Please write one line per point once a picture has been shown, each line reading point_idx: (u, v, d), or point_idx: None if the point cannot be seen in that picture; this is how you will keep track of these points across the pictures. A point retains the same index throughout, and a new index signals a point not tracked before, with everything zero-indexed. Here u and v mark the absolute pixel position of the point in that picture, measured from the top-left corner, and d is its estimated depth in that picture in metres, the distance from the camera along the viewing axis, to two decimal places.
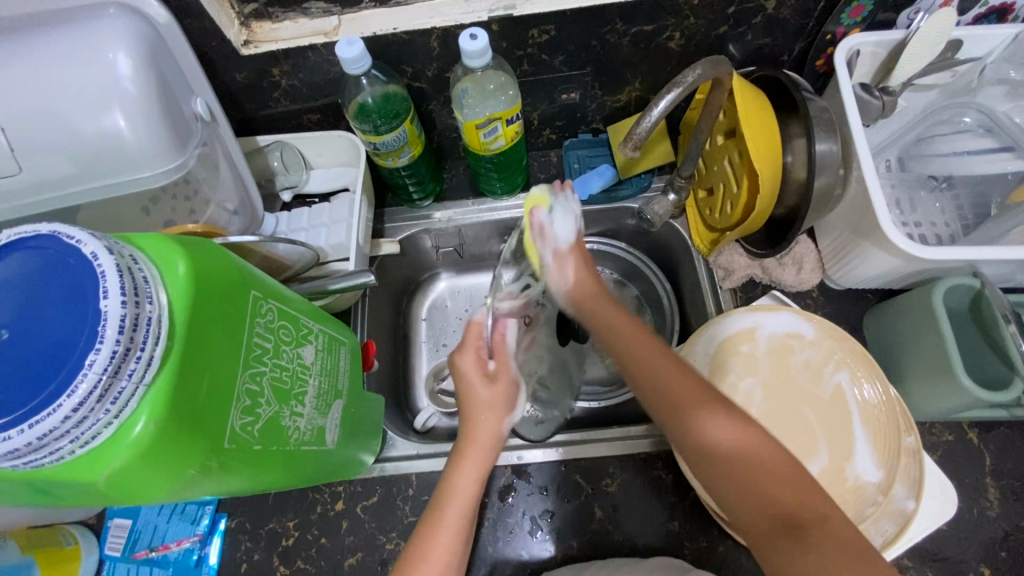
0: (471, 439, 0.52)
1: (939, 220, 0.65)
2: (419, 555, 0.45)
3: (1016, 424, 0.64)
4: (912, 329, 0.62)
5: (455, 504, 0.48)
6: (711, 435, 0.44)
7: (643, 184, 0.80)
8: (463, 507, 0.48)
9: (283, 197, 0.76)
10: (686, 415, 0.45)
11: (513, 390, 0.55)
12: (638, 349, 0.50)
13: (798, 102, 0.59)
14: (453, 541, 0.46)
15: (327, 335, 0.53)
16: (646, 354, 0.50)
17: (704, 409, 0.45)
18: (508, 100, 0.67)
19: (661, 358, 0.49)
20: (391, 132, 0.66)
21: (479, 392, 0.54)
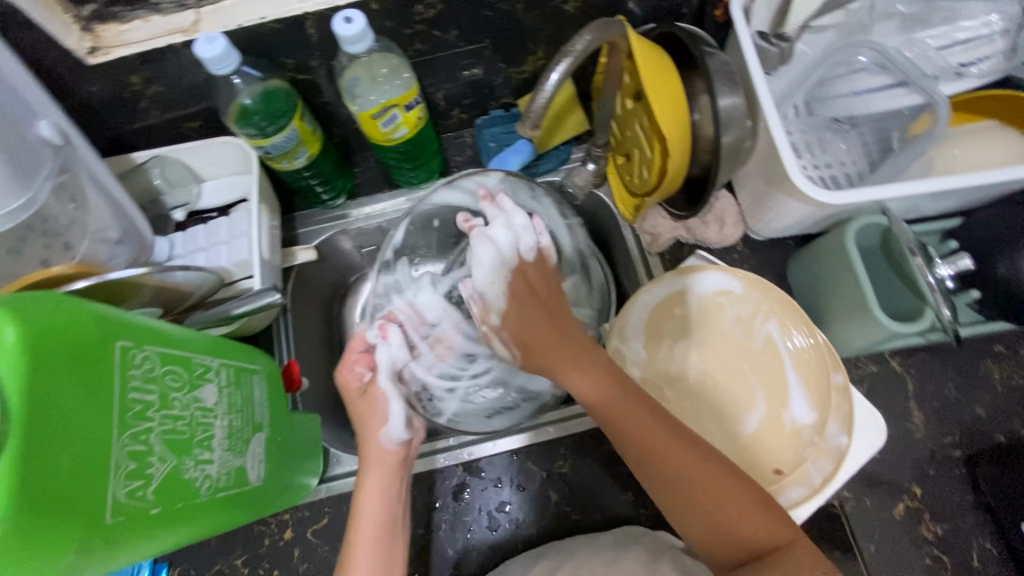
0: (366, 454, 0.58)
1: (846, 160, 0.66)
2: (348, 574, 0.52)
3: (933, 348, 0.67)
4: (830, 271, 0.63)
5: (360, 526, 0.54)
6: (663, 455, 0.51)
7: (562, 156, 0.78)
8: (373, 528, 0.54)
9: (175, 216, 0.69)
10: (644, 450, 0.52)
11: (384, 403, 0.58)
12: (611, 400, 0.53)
13: (699, 58, 0.58)
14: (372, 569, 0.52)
15: (231, 367, 0.49)
16: (629, 409, 0.53)
17: (661, 441, 0.52)
18: (403, 84, 0.62)
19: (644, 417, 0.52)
20: (279, 133, 0.61)
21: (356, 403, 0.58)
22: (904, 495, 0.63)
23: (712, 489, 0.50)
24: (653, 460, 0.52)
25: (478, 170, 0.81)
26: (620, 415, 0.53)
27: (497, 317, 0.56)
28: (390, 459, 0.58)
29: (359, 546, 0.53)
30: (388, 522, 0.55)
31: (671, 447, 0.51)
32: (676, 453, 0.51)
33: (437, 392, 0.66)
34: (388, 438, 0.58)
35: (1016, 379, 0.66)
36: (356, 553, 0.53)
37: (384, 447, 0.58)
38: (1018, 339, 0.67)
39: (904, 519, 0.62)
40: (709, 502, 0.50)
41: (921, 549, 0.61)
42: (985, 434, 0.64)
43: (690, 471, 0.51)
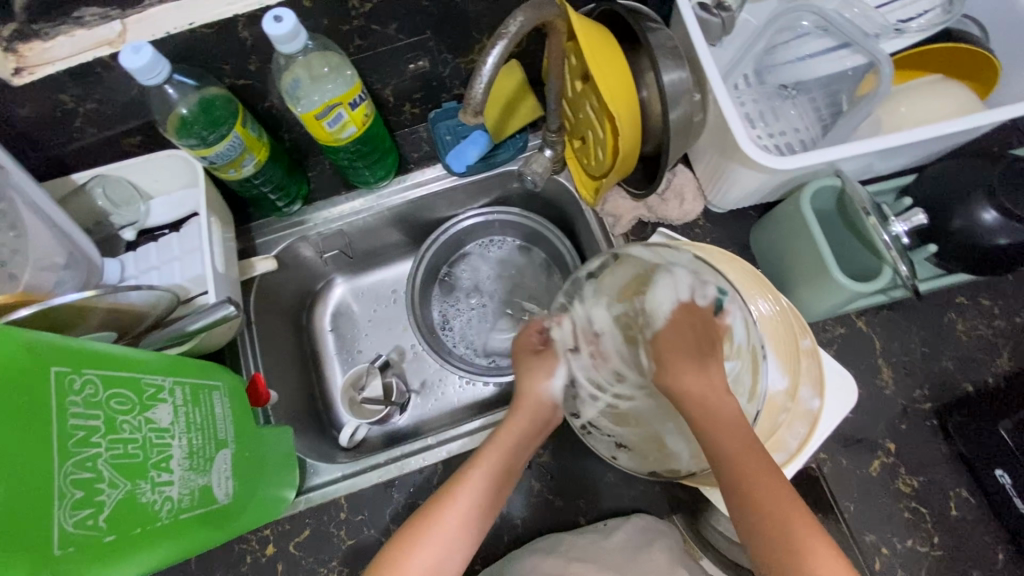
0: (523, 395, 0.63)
1: (800, 126, 0.68)
2: (438, 512, 0.54)
3: (897, 305, 0.68)
4: (789, 238, 0.64)
5: (485, 461, 0.58)
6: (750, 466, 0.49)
7: (519, 144, 0.77)
8: (491, 467, 0.58)
9: (124, 235, 0.67)
10: (728, 455, 0.49)
11: (555, 361, 0.63)
12: (716, 411, 0.51)
13: (640, 34, 0.57)
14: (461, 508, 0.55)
15: (188, 385, 0.47)
16: (729, 419, 0.51)
17: (752, 459, 0.49)
18: (345, 81, 0.61)
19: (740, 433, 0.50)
20: (221, 142, 0.59)
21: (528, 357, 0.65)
22: (879, 451, 0.63)
23: (786, 509, 0.48)
24: (748, 473, 0.49)
25: (436, 165, 0.80)
26: (720, 428, 0.50)
27: (653, 331, 0.57)
28: (538, 409, 0.62)
29: (466, 483, 0.56)
30: (496, 472, 0.58)
31: (757, 462, 0.49)
32: (757, 465, 0.49)
33: (582, 394, 0.60)
34: (550, 389, 0.62)
35: (979, 328, 0.67)
36: (463, 485, 0.56)
37: (541, 400, 0.62)
38: (978, 289, 0.68)
39: (882, 476, 0.63)
40: (783, 520, 0.47)
41: (900, 503, 0.62)
42: (952, 384, 0.65)
43: (764, 484, 0.48)
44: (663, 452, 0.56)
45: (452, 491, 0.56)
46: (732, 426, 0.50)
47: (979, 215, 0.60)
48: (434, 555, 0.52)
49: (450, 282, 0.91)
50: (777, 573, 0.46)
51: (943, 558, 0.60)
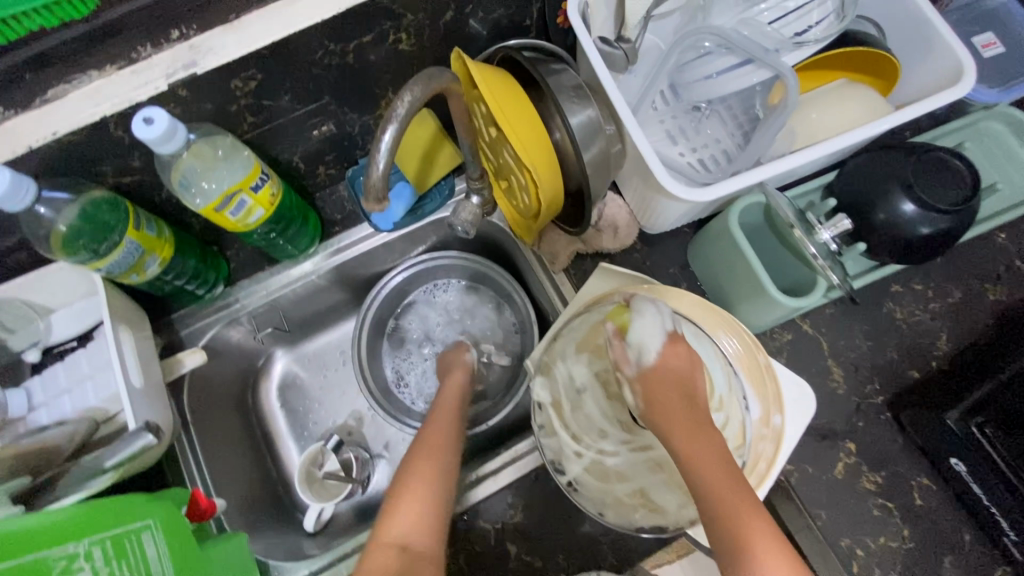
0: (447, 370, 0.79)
1: (720, 137, 0.68)
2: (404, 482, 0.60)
3: (837, 303, 0.69)
4: (724, 256, 0.63)
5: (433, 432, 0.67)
6: (694, 443, 0.51)
7: (445, 191, 0.75)
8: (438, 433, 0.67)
9: (28, 358, 0.61)
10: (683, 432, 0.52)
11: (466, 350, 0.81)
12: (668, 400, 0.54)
13: (541, 79, 0.56)
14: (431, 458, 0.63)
15: (107, 542, 0.43)
16: (678, 409, 0.53)
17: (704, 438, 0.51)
18: (243, 163, 0.56)
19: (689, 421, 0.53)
20: (114, 251, 0.54)
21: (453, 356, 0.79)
22: (841, 453, 0.64)
23: (723, 488, 0.48)
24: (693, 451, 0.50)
25: (362, 223, 0.76)
26: (675, 421, 0.53)
27: (634, 368, 0.57)
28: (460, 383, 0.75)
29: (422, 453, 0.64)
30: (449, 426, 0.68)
31: (701, 446, 0.51)
32: (701, 448, 0.50)
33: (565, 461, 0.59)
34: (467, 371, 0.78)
35: (916, 313, 0.68)
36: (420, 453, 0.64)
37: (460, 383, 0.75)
38: (910, 275, 0.70)
39: (846, 476, 0.63)
40: (723, 501, 0.48)
41: (867, 502, 0.63)
42: (899, 373, 0.67)
43: (704, 466, 0.49)
44: (650, 508, 0.57)
45: (415, 465, 0.62)
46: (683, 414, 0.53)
47: (899, 208, 0.61)
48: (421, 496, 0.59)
49: (397, 335, 0.88)
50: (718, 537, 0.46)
51: (914, 549, 0.61)
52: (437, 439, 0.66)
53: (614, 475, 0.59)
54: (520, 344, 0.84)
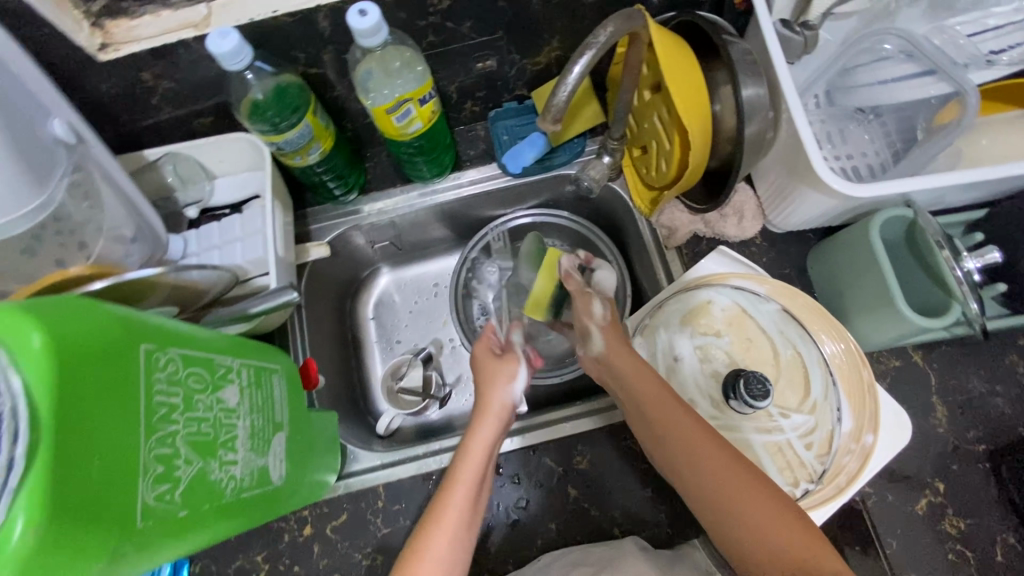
0: (483, 409, 0.60)
1: (869, 150, 0.66)
2: (425, 537, 0.50)
3: (955, 342, 0.66)
4: (852, 264, 0.62)
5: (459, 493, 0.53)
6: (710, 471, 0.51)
7: (577, 149, 0.77)
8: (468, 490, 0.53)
9: (187, 214, 0.68)
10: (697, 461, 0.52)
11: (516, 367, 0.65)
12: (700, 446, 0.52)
13: (720, 47, 0.56)
14: (461, 509, 0.52)
15: (253, 368, 0.48)
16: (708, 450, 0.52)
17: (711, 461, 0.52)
18: (417, 76, 0.61)
19: (723, 463, 0.51)
20: (292, 129, 0.60)
21: (492, 416, 0.60)
22: (927, 490, 0.62)
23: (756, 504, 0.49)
24: (735, 508, 0.50)
25: (491, 164, 0.80)
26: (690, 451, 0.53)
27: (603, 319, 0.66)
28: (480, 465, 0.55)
29: (443, 516, 0.51)
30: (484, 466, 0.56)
31: (729, 472, 0.51)
32: (730, 475, 0.51)
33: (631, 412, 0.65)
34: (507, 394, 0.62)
35: None
36: (443, 509, 0.52)
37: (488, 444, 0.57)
38: None
39: (928, 515, 0.62)
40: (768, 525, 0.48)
41: (945, 545, 0.61)
42: (1009, 427, 0.64)
43: (751, 503, 0.49)
44: None
45: (437, 516, 0.52)
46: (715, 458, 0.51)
47: None
48: (445, 548, 0.50)
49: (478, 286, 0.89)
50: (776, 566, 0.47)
51: None
52: (454, 506, 0.52)
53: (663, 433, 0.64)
54: None
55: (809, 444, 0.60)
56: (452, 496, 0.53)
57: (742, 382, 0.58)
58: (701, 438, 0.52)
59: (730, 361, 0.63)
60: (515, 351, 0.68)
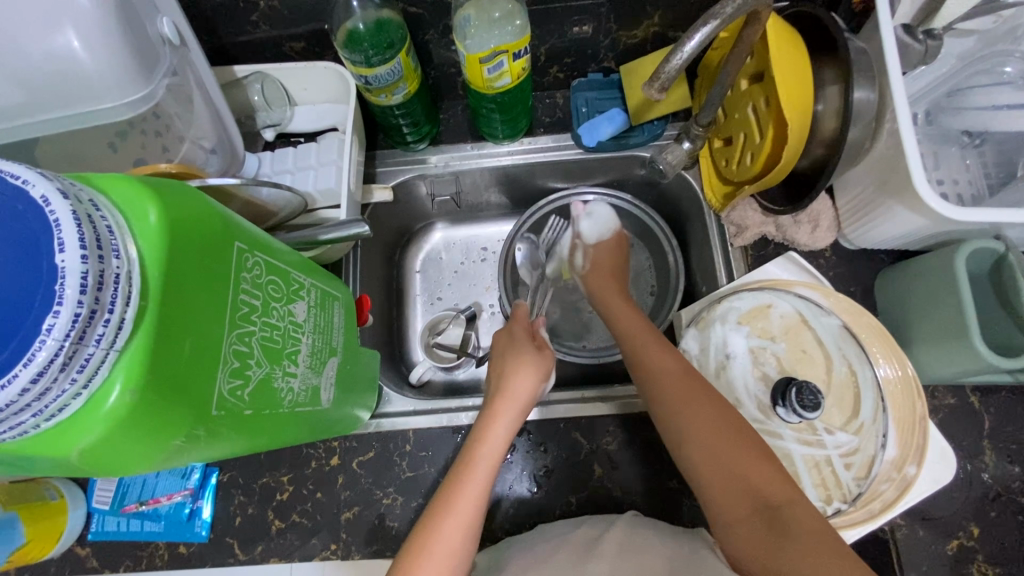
0: (505, 397, 0.60)
1: (962, 178, 0.62)
2: (447, 500, 0.52)
3: (1016, 389, 0.64)
4: (928, 291, 0.60)
5: (479, 464, 0.54)
6: (692, 414, 0.54)
7: (657, 131, 0.75)
8: (485, 467, 0.54)
9: (265, 135, 0.70)
10: (682, 401, 0.56)
11: (546, 360, 0.65)
12: (670, 385, 0.57)
13: (837, 43, 0.53)
14: (473, 503, 0.52)
15: (319, 289, 0.49)
16: (677, 386, 0.57)
17: (684, 399, 0.56)
18: (516, 30, 0.59)
19: (706, 408, 0.54)
20: (384, 65, 0.59)
21: (512, 407, 0.59)
22: (960, 533, 0.61)
23: (729, 449, 0.52)
24: (711, 451, 0.52)
25: (564, 135, 0.79)
26: (677, 395, 0.56)
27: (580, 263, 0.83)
28: (495, 453, 0.56)
29: (462, 485, 0.53)
30: (499, 457, 0.56)
31: (711, 419, 0.53)
32: (711, 423, 0.53)
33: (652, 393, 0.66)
34: (522, 382, 0.61)
35: None
36: (468, 479, 0.53)
37: (503, 438, 0.57)
38: None
39: (956, 556, 0.60)
40: (738, 469, 0.50)
41: None
42: None
43: (725, 447, 0.52)
44: None
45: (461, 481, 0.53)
46: (680, 394, 0.56)
47: None
48: (456, 536, 0.51)
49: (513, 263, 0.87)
50: (745, 515, 0.48)
51: None
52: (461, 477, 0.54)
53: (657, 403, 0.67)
54: (653, 307, 0.84)
55: (849, 464, 0.58)
56: (466, 486, 0.53)
57: (794, 389, 0.56)
58: (689, 383, 0.57)
59: (781, 368, 0.62)
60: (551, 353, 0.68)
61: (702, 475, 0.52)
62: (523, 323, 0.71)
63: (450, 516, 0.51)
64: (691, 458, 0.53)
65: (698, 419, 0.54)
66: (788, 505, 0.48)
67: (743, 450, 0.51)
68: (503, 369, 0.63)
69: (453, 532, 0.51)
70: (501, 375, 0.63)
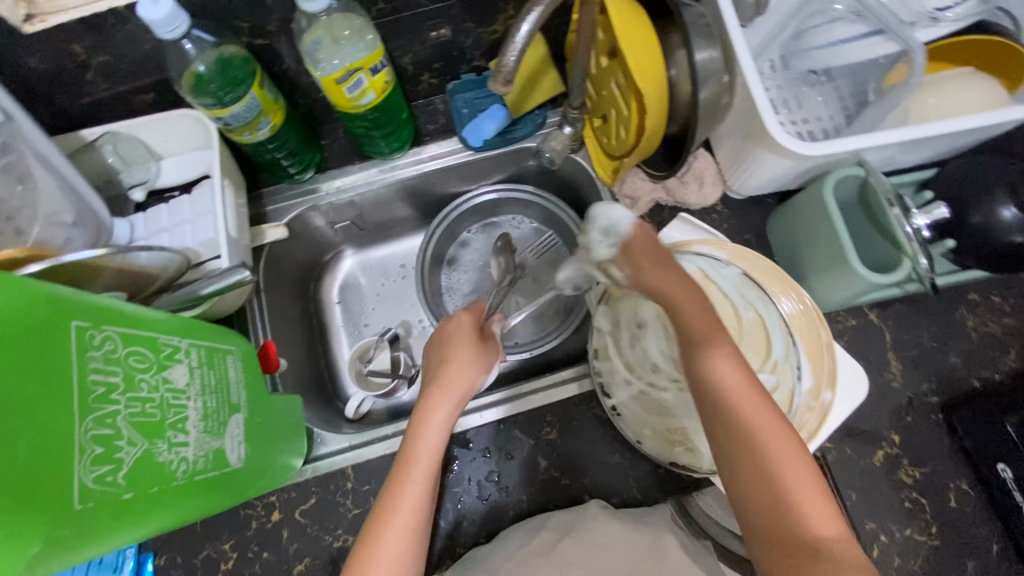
0: (441, 389, 0.58)
1: (824, 114, 0.67)
2: (390, 504, 0.51)
3: (909, 299, 0.68)
4: (809, 225, 0.63)
5: (416, 464, 0.53)
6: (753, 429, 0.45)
7: (538, 120, 0.76)
8: (426, 467, 0.53)
9: (134, 196, 0.66)
10: (745, 421, 0.45)
11: (490, 355, 0.65)
12: (736, 400, 0.45)
13: (673, 10, 0.55)
14: (412, 506, 0.51)
15: (203, 348, 0.46)
16: (755, 397, 0.46)
17: (749, 410, 0.45)
18: (367, 45, 0.58)
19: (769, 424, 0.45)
20: (237, 103, 0.57)
21: (449, 396, 0.58)
22: (884, 442, 0.64)
23: (791, 477, 0.44)
24: (765, 471, 0.44)
25: (452, 139, 0.79)
26: (737, 400, 0.46)
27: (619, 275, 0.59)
28: (433, 448, 0.54)
29: (402, 491, 0.51)
30: (438, 455, 0.54)
31: (777, 440, 0.44)
32: (777, 445, 0.44)
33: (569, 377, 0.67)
34: (465, 372, 0.60)
35: (989, 325, 0.68)
36: (403, 489, 0.51)
37: (441, 432, 0.55)
38: (990, 286, 0.69)
39: (885, 466, 0.64)
40: (793, 495, 0.44)
41: (901, 493, 0.63)
42: (961, 380, 0.66)
43: (785, 472, 0.44)
44: (688, 448, 0.59)
45: (398, 484, 0.52)
46: (756, 416, 0.45)
47: (999, 212, 0.59)
48: (399, 543, 0.49)
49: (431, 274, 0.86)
50: (780, 542, 0.43)
51: (939, 547, 0.62)
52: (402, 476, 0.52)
53: (584, 380, 0.68)
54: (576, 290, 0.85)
55: None
56: (405, 489, 0.51)
57: None
58: (750, 392, 0.46)
59: None
60: (493, 343, 0.68)
61: (742, 489, 0.45)
62: (476, 316, 0.68)
63: (395, 516, 0.50)
64: (735, 471, 0.46)
65: (763, 441, 0.44)
66: (835, 543, 0.42)
67: (801, 480, 0.44)
68: (439, 363, 0.61)
69: (397, 542, 0.49)
70: (442, 364, 0.61)
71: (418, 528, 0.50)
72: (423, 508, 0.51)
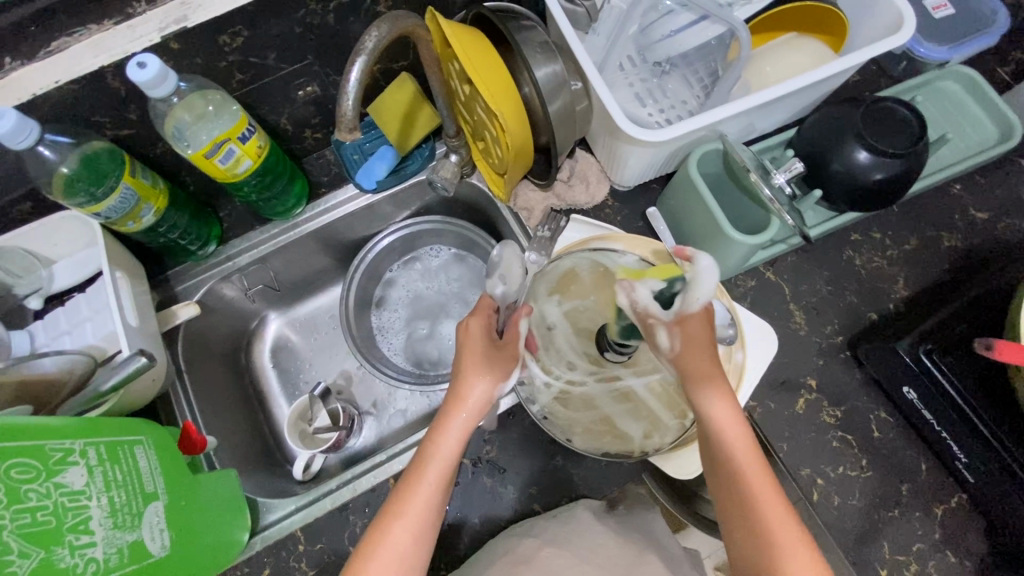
0: (458, 404, 0.56)
1: (686, 98, 0.71)
2: (398, 502, 0.53)
3: (799, 252, 0.72)
4: (687, 203, 0.66)
5: (429, 467, 0.54)
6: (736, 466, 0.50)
7: (426, 154, 0.79)
8: (439, 471, 0.54)
9: (31, 305, 0.65)
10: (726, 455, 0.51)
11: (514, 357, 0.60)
12: (726, 442, 0.51)
13: (508, 35, 0.59)
14: (421, 508, 0.53)
15: (104, 445, 0.46)
16: (791, 541, 0.47)
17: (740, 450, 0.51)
18: (230, 116, 0.60)
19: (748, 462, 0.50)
20: (111, 196, 0.59)
21: (468, 406, 0.56)
22: (803, 390, 0.68)
23: (766, 507, 0.49)
24: (743, 500, 0.49)
25: (348, 186, 0.80)
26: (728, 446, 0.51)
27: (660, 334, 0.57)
28: (445, 457, 0.54)
29: (415, 494, 0.53)
30: (451, 462, 0.55)
31: (754, 473, 0.50)
32: (752, 477, 0.50)
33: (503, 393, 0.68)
34: (484, 385, 0.57)
35: (875, 259, 0.72)
36: (410, 496, 0.53)
37: (455, 446, 0.55)
38: (869, 224, 0.74)
39: (808, 412, 0.67)
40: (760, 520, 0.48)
41: (828, 434, 0.66)
42: (860, 315, 0.70)
43: (763, 503, 0.49)
44: (615, 435, 0.62)
45: (409, 485, 0.53)
46: (743, 459, 0.51)
47: (853, 156, 0.63)
48: (405, 539, 0.51)
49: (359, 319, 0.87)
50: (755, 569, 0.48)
51: (873, 478, 0.65)
52: (415, 477, 0.54)
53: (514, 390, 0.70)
54: None
55: None
56: (415, 490, 0.53)
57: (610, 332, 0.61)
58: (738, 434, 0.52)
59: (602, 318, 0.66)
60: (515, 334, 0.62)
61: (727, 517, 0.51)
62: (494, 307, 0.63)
63: (403, 510, 0.52)
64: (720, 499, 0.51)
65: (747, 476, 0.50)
66: None
67: (779, 518, 0.48)
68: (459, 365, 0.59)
69: (403, 539, 0.51)
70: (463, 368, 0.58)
71: (423, 532, 0.52)
72: (432, 513, 0.53)
